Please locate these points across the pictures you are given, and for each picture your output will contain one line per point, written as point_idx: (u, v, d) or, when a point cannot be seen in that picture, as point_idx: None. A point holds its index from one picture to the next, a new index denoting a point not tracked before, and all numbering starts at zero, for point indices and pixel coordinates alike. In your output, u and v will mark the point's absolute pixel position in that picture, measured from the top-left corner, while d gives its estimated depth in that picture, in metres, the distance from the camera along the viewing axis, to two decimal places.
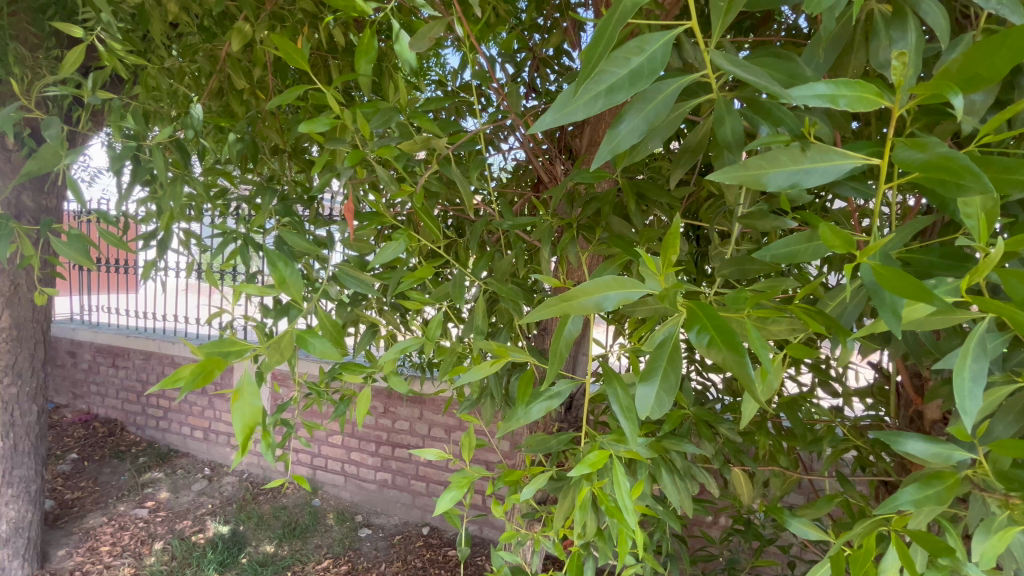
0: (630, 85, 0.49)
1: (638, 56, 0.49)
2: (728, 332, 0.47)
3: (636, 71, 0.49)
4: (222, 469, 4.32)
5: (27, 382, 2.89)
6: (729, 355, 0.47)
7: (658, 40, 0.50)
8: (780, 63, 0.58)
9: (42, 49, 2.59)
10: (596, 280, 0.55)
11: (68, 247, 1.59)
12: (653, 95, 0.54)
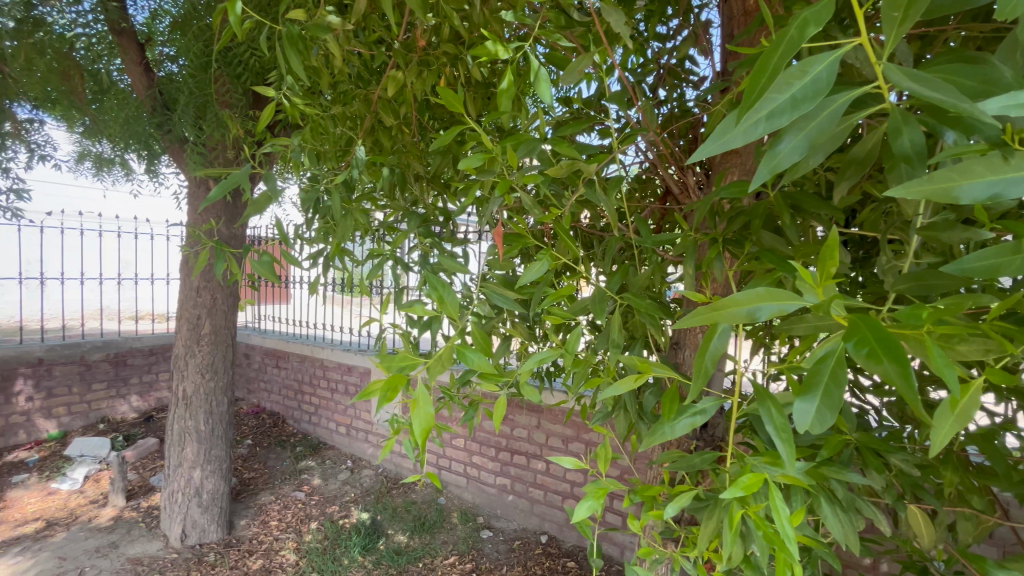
0: (791, 110, 0.49)
1: (801, 80, 0.50)
2: (893, 348, 0.46)
3: (798, 96, 0.49)
4: (362, 462, 4.85)
5: (220, 378, 3.52)
6: (892, 370, 0.46)
7: (824, 61, 0.50)
8: (971, 69, 0.54)
9: (238, 107, 3.20)
10: (747, 290, 0.56)
11: (259, 269, 1.93)
12: (818, 112, 0.54)
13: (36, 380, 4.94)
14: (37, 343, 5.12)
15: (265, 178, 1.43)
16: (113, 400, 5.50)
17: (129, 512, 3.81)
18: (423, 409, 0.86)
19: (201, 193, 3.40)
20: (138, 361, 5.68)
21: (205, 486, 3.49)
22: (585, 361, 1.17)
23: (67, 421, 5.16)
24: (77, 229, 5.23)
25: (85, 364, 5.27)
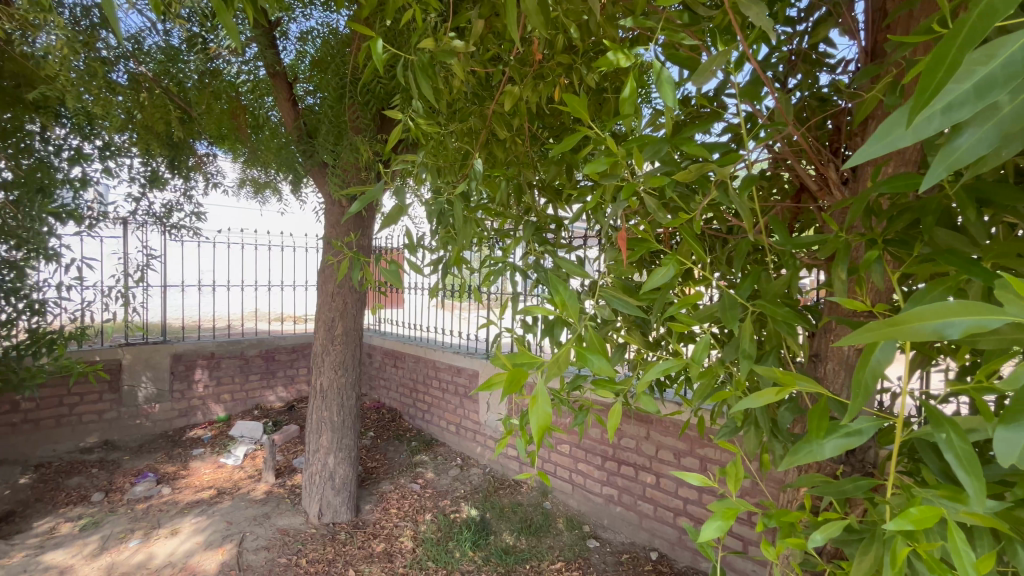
0: (976, 99, 0.44)
1: (988, 65, 0.45)
2: None
3: (984, 83, 0.44)
4: (471, 461, 5.07)
5: (349, 374, 3.92)
6: None
7: (1012, 45, 0.45)
8: None
9: (366, 132, 3.57)
10: (933, 305, 0.51)
11: (386, 275, 2.12)
12: (1008, 100, 0.47)
13: (209, 370, 5.91)
14: (210, 339, 6.13)
15: (395, 194, 1.59)
16: (264, 390, 6.37)
17: (277, 488, 4.37)
18: (541, 406, 0.87)
19: (336, 209, 3.83)
20: (283, 357, 6.53)
21: (337, 471, 3.88)
22: (710, 371, 1.11)
23: (230, 406, 6.08)
24: (239, 244, 6.18)
25: (244, 358, 6.18)
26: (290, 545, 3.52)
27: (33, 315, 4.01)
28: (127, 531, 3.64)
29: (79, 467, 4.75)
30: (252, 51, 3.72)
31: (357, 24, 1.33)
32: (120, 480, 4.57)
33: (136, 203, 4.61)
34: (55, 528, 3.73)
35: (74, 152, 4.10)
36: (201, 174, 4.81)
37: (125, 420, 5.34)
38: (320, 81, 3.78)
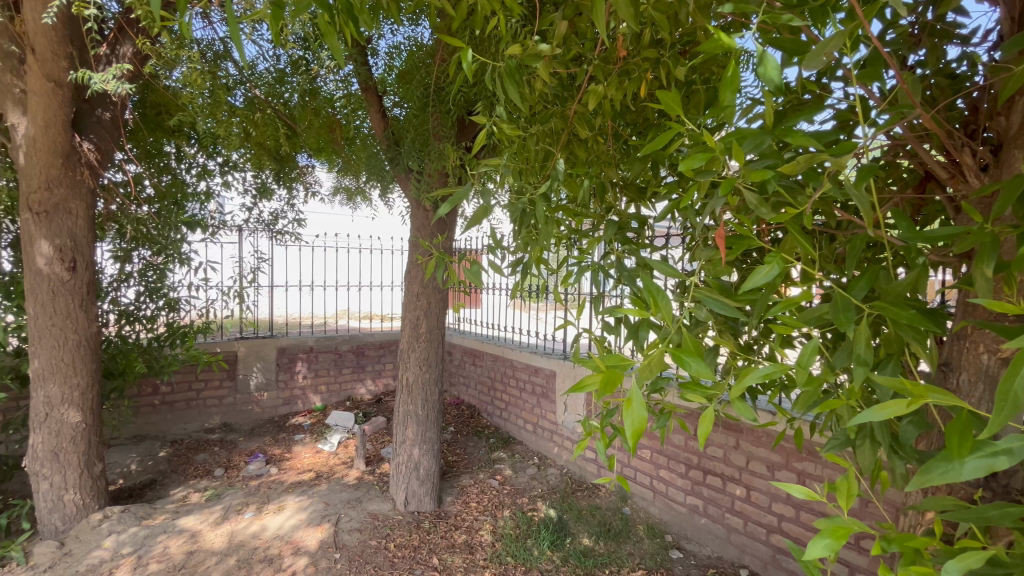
0: None
1: None
2: None
3: None
4: (548, 461, 5.09)
5: (432, 370, 4.10)
6: None
7: None
8: None
9: (449, 138, 3.72)
10: None
11: (468, 274, 2.19)
12: None
13: (308, 363, 6.47)
14: (310, 335, 6.71)
15: (481, 204, 1.68)
16: (355, 383, 6.84)
17: (367, 475, 4.68)
18: (636, 409, 0.89)
19: (420, 213, 4.03)
20: (372, 352, 6.97)
21: (422, 463, 4.07)
22: (816, 379, 1.02)
23: (326, 396, 6.61)
24: (334, 247, 6.70)
25: (338, 353, 6.68)
26: (380, 529, 3.75)
27: (170, 311, 4.67)
28: (243, 504, 4.07)
29: (204, 445, 5.41)
30: (346, 68, 4.03)
31: (449, 36, 1.40)
32: (237, 458, 5.15)
33: (249, 212, 5.17)
34: (187, 497, 4.28)
35: (201, 169, 4.70)
36: (301, 184, 5.31)
37: (239, 406, 6.00)
38: (406, 93, 4.01)
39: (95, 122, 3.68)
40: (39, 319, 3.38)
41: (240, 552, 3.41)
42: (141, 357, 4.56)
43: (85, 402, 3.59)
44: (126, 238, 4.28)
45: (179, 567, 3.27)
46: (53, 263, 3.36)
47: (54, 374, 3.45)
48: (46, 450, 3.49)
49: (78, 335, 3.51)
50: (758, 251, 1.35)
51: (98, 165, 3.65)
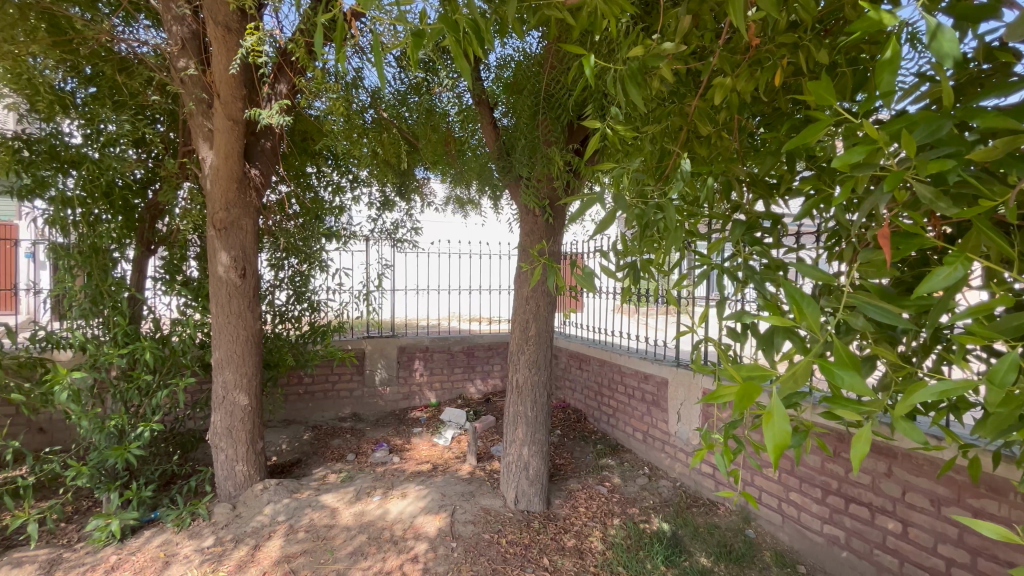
0: None
1: None
2: None
3: None
4: (660, 472, 4.89)
5: (541, 372, 4.17)
6: None
7: None
8: None
9: (559, 144, 3.75)
10: None
11: (580, 278, 2.21)
12: None
13: (424, 362, 6.94)
14: (426, 335, 7.19)
15: (607, 203, 1.65)
16: (466, 382, 7.19)
17: (479, 471, 4.89)
18: (777, 423, 0.83)
19: (529, 218, 4.13)
20: (482, 353, 7.27)
21: (530, 463, 4.14)
22: (1014, 400, 0.85)
23: (439, 393, 7.03)
24: (447, 253, 7.12)
25: (451, 352, 7.08)
26: (492, 524, 3.90)
27: (311, 312, 5.34)
28: (372, 488, 4.45)
29: (339, 431, 6.07)
30: (461, 84, 4.27)
31: (572, 45, 1.45)
32: (365, 446, 5.69)
33: (374, 223, 5.76)
34: (325, 476, 4.83)
35: (336, 186, 5.34)
36: (419, 196, 5.78)
37: (366, 398, 6.63)
38: (516, 102, 4.14)
39: (259, 151, 4.35)
40: (220, 317, 4.07)
41: (369, 531, 3.76)
42: (291, 351, 5.26)
43: (251, 388, 4.24)
44: (280, 248, 4.99)
45: (322, 538, 3.70)
46: (229, 270, 4.02)
47: (228, 363, 4.12)
48: (223, 427, 4.17)
49: (246, 332, 4.15)
50: (930, 253, 1.19)
51: (261, 187, 4.30)
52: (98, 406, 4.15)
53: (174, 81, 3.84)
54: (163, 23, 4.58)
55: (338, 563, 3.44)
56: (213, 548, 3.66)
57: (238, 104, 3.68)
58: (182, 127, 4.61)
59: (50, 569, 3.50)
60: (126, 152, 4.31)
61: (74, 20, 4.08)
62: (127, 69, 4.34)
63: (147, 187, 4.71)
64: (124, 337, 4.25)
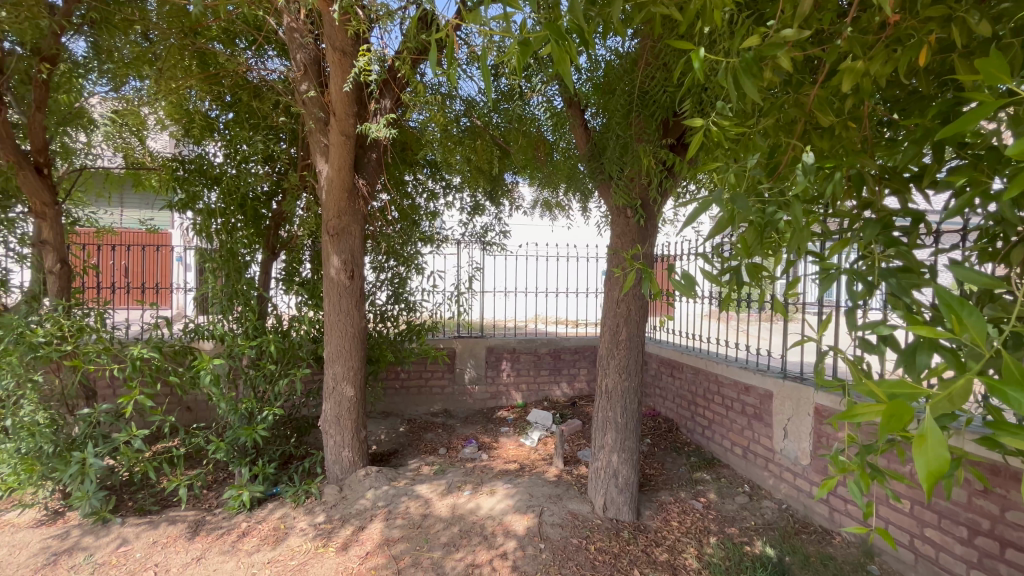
0: None
1: None
2: None
3: None
4: (762, 492, 4.53)
5: (631, 379, 4.05)
6: None
7: None
8: None
9: (652, 141, 3.63)
10: None
11: (680, 282, 2.11)
12: None
13: (512, 362, 7.05)
14: (513, 337, 7.31)
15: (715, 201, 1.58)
16: (552, 384, 7.19)
17: (566, 474, 4.85)
18: (933, 448, 0.76)
19: (621, 219, 4.02)
20: (568, 356, 7.22)
21: (620, 471, 4.04)
22: None
23: (526, 395, 7.11)
24: (534, 256, 7.18)
25: (537, 354, 7.12)
26: (581, 529, 3.86)
27: (408, 311, 5.67)
28: (462, 482, 4.59)
29: (431, 426, 6.38)
30: (551, 87, 4.29)
31: (682, 41, 1.45)
32: (456, 442, 5.93)
33: (464, 227, 6.00)
34: (420, 468, 5.09)
35: (430, 193, 5.65)
36: (508, 199, 5.94)
37: (456, 395, 6.88)
38: (608, 101, 4.06)
39: (366, 162, 4.73)
40: (332, 315, 4.47)
41: (461, 524, 3.91)
42: (389, 348, 5.62)
43: (356, 381, 4.59)
44: (381, 251, 5.35)
45: (418, 526, 3.92)
46: (340, 272, 4.41)
47: (338, 357, 4.51)
48: (332, 415, 4.57)
49: (354, 329, 4.52)
50: None
51: (368, 196, 4.66)
52: (232, 390, 4.74)
53: (298, 103, 4.30)
54: (288, 52, 5.07)
55: (433, 552, 3.63)
56: (324, 525, 4.04)
57: (350, 120, 4.03)
58: (301, 143, 5.10)
59: (196, 530, 4.07)
60: (257, 168, 4.91)
61: (219, 56, 4.74)
62: (259, 94, 4.90)
63: (271, 198, 5.23)
64: (253, 330, 4.82)
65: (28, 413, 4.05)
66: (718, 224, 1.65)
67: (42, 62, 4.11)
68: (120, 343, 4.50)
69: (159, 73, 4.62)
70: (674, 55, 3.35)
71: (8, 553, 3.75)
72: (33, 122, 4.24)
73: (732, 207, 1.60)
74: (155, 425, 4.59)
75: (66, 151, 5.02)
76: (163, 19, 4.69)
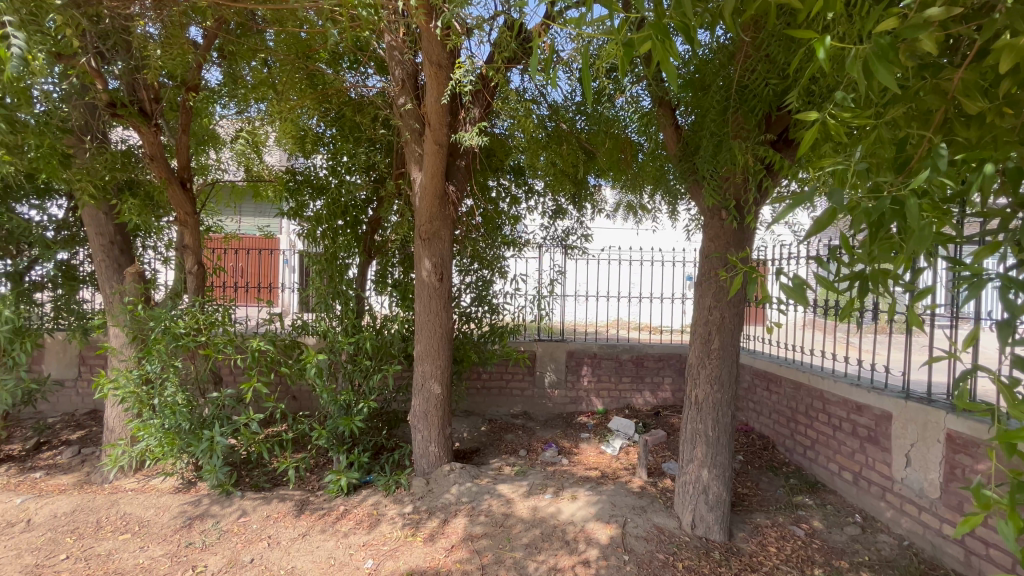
0: None
1: None
2: None
3: None
4: (876, 524, 4.07)
5: (724, 391, 3.83)
6: None
7: None
8: None
9: (752, 138, 3.40)
10: None
11: (789, 289, 1.95)
12: None
13: (593, 368, 6.94)
14: (594, 341, 7.19)
15: (836, 198, 1.47)
16: (634, 392, 6.97)
17: (650, 486, 4.68)
18: None
19: (715, 222, 3.80)
20: (651, 364, 6.96)
21: (711, 488, 3.83)
22: None
23: (607, 401, 6.96)
24: (617, 260, 7.03)
25: (619, 360, 6.95)
26: (667, 544, 3.72)
27: (491, 313, 5.79)
28: (543, 485, 4.57)
29: (511, 427, 6.46)
30: (638, 86, 4.18)
31: (803, 30, 1.47)
32: (536, 444, 5.96)
33: (546, 230, 6.06)
34: (501, 467, 5.17)
35: (513, 198, 5.74)
36: (591, 203, 5.91)
37: (537, 398, 6.90)
38: (701, 98, 3.86)
39: (456, 170, 4.95)
40: (423, 315, 4.70)
41: (543, 527, 3.92)
42: (473, 349, 5.77)
43: (443, 379, 4.78)
44: (467, 255, 5.52)
45: (500, 525, 3.99)
46: (430, 274, 4.62)
47: (426, 356, 4.73)
48: (420, 410, 4.77)
49: (442, 329, 4.72)
50: None
51: (456, 202, 4.86)
52: (333, 381, 5.13)
53: (396, 115, 4.60)
54: (385, 67, 5.39)
55: (515, 551, 3.69)
56: (412, 515, 4.25)
57: (444, 130, 4.22)
58: (397, 153, 5.34)
59: (301, 508, 4.47)
60: (357, 177, 5.30)
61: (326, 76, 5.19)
62: (360, 109, 5.30)
63: (369, 204, 5.56)
64: (351, 328, 5.20)
65: (171, 394, 4.65)
66: (824, 220, 1.51)
67: (188, 91, 4.78)
68: (242, 335, 5.07)
69: (278, 95, 5.18)
70: (779, 46, 3.13)
71: (153, 514, 4.34)
72: (181, 143, 4.89)
73: (845, 200, 1.46)
74: (269, 411, 5.09)
75: (201, 167, 5.98)
76: (279, 45, 5.20)
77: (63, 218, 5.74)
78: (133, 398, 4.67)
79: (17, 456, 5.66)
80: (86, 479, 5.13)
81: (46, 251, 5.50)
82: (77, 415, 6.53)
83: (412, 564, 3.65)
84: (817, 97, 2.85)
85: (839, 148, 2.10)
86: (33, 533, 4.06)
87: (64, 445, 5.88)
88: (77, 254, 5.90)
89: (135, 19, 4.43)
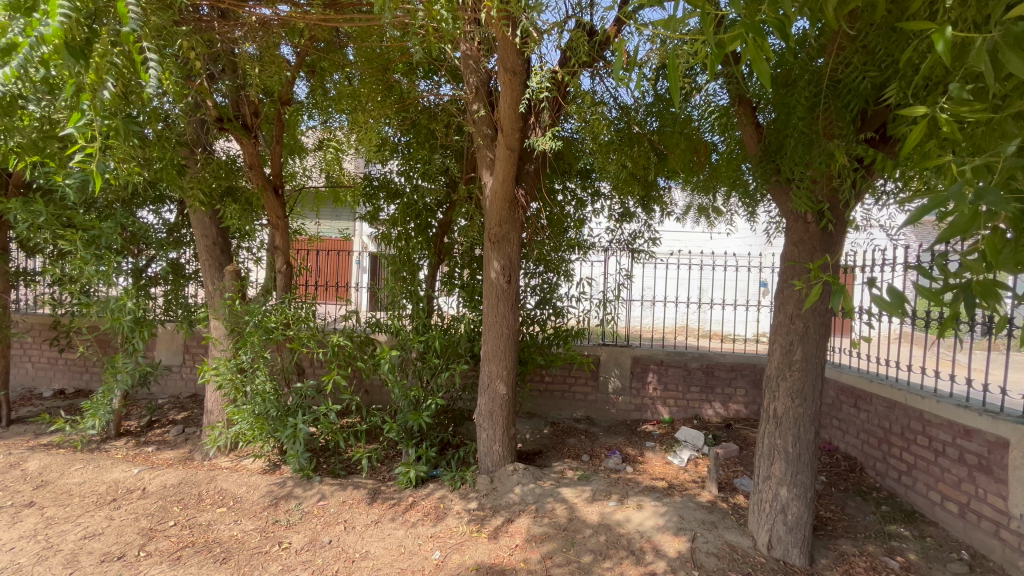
0: None
1: None
2: None
3: None
4: (986, 562, 3.65)
5: (808, 406, 3.59)
6: None
7: None
8: None
9: (845, 136, 3.18)
10: None
11: (885, 299, 1.78)
12: None
13: (659, 375, 6.73)
14: (660, 348, 6.97)
15: (982, 195, 1.32)
16: (703, 403, 6.68)
17: (721, 501, 4.48)
18: None
19: (798, 226, 3.58)
20: (723, 374, 6.64)
21: (790, 508, 3.60)
22: None
23: (674, 410, 6.72)
24: (687, 264, 6.76)
25: (687, 369, 6.69)
26: (741, 564, 3.54)
27: (556, 316, 5.78)
28: (608, 492, 4.48)
29: (574, 431, 6.42)
30: (715, 84, 4.04)
31: (917, 22, 1.41)
32: (600, 451, 5.90)
33: (612, 234, 5.96)
34: (564, 471, 5.15)
35: (579, 201, 5.71)
36: (659, 205, 5.78)
37: (599, 404, 6.80)
38: (785, 94, 3.65)
39: (525, 174, 5.04)
40: (490, 315, 4.80)
41: (608, 534, 3.87)
42: (539, 352, 5.80)
43: (509, 380, 4.85)
44: (533, 259, 5.56)
45: (565, 528, 3.99)
46: (499, 275, 4.71)
47: (493, 357, 4.81)
48: (486, 410, 4.86)
49: (508, 330, 4.79)
50: None
51: (525, 206, 4.96)
52: (403, 377, 5.35)
53: (470, 122, 4.76)
54: (458, 75, 5.55)
55: (580, 556, 3.68)
56: (477, 511, 4.35)
57: (516, 135, 4.31)
58: (468, 159, 5.52)
59: (374, 496, 4.71)
60: (430, 182, 5.51)
61: (402, 86, 5.48)
62: (433, 116, 5.51)
63: (438, 207, 5.74)
64: (421, 327, 5.39)
65: (261, 382, 5.09)
66: (951, 226, 1.37)
67: (283, 106, 5.24)
68: (323, 330, 5.42)
69: (359, 105, 5.49)
70: (879, 37, 2.92)
71: (245, 491, 4.75)
72: (275, 153, 5.30)
73: (976, 205, 1.34)
74: (345, 403, 5.40)
75: (290, 175, 6.46)
76: (360, 58, 5.50)
77: (174, 221, 6.45)
78: (230, 384, 5.13)
79: (134, 430, 6.42)
80: (188, 455, 5.72)
81: (160, 250, 6.24)
82: (182, 397, 7.32)
83: (478, 559, 3.73)
84: (923, 89, 2.62)
85: (950, 146, 1.93)
86: (147, 499, 4.58)
87: (170, 424, 6.59)
88: (183, 253, 6.60)
89: (239, 41, 4.86)
